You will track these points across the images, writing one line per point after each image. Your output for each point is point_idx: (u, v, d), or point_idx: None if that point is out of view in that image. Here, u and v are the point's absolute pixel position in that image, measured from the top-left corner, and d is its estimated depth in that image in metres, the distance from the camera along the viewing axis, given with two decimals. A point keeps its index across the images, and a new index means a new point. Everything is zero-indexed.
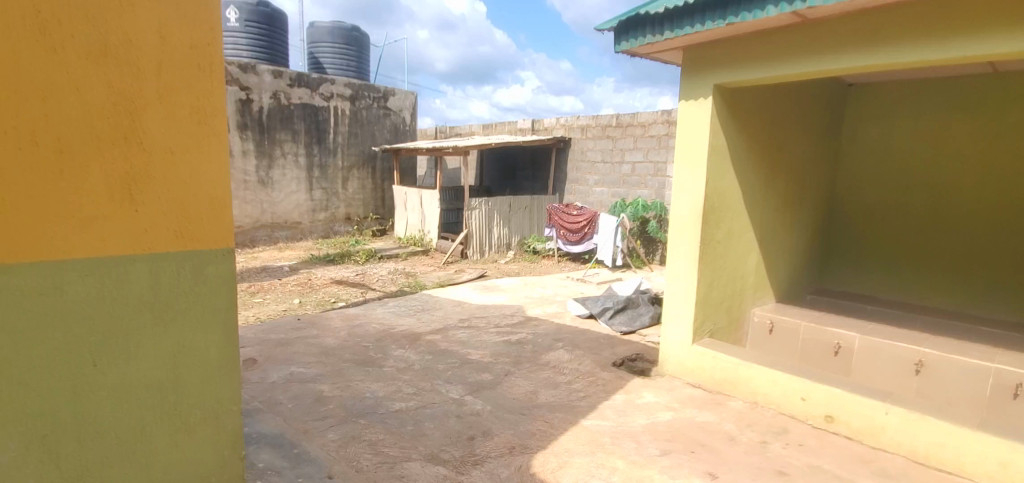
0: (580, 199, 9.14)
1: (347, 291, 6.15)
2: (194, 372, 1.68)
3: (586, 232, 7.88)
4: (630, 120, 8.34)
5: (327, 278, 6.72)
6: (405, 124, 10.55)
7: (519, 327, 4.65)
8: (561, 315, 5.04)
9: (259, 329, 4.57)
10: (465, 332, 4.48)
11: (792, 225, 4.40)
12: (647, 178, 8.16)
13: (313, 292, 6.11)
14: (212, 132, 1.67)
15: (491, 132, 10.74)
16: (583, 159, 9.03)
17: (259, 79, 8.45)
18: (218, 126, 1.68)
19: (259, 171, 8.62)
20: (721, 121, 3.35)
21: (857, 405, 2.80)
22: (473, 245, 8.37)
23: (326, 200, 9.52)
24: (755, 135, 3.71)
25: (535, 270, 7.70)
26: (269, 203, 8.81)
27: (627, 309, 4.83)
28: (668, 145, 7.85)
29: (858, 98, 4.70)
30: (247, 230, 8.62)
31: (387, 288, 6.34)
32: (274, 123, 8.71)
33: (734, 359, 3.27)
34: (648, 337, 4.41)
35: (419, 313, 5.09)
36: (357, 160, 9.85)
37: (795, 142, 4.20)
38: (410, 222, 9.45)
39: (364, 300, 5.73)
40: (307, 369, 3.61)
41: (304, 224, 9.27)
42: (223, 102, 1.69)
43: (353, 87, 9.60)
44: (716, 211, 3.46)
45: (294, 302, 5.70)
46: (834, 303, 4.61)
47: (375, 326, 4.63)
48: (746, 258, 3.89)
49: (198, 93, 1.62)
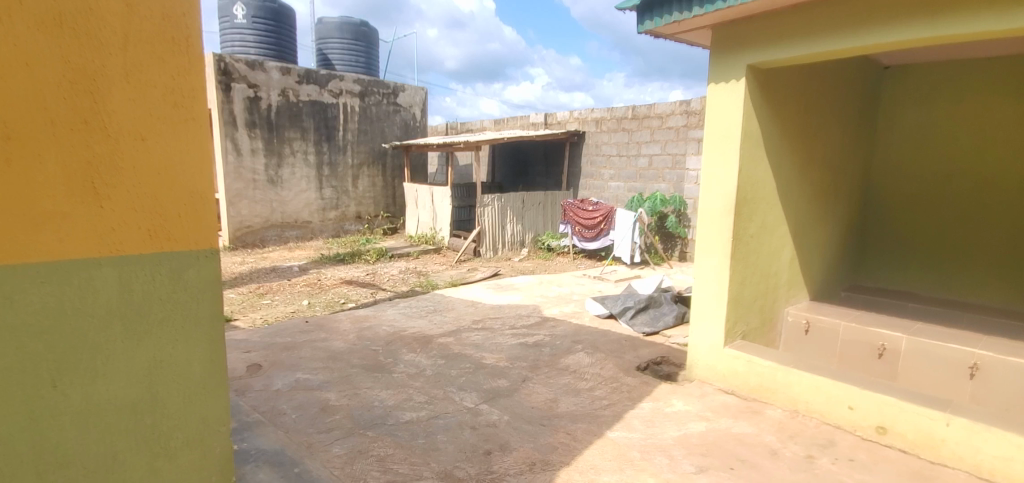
0: (595, 195, 8.90)
1: (358, 292, 5.97)
2: (175, 390, 1.48)
3: (602, 228, 7.59)
4: (646, 112, 8.06)
5: (336, 278, 6.55)
6: (415, 120, 10.36)
7: (536, 328, 4.43)
8: (579, 315, 4.81)
9: (265, 333, 4.41)
10: (478, 334, 4.27)
11: (826, 218, 4.12)
12: (664, 171, 7.88)
13: (322, 293, 5.93)
14: (191, 117, 1.46)
15: (502, 127, 10.52)
16: (597, 153, 8.79)
17: (267, 76, 8.31)
18: (198, 110, 1.48)
19: (268, 170, 8.49)
20: (754, 105, 3.08)
21: (914, 416, 2.52)
22: (485, 243, 8.15)
23: (336, 199, 9.38)
24: (789, 120, 3.44)
25: (550, 268, 7.47)
26: (279, 202, 8.68)
27: (649, 309, 4.57)
28: (686, 137, 7.55)
29: (896, 81, 4.41)
30: (258, 230, 8.50)
31: (398, 289, 6.14)
32: (282, 120, 8.56)
33: (772, 364, 3.00)
34: (672, 337, 4.16)
35: (430, 315, 4.88)
36: (367, 158, 9.69)
37: (830, 128, 3.92)
38: (421, 220, 9.25)
39: (375, 300, 5.55)
40: (313, 376, 3.43)
41: (314, 223, 9.12)
42: (203, 81, 1.49)
43: (362, 83, 9.43)
44: (749, 203, 3.20)
45: (303, 304, 5.55)
46: (871, 302, 4.34)
47: (385, 329, 4.45)
48: (780, 254, 3.62)
49: (172, 71, 1.42)
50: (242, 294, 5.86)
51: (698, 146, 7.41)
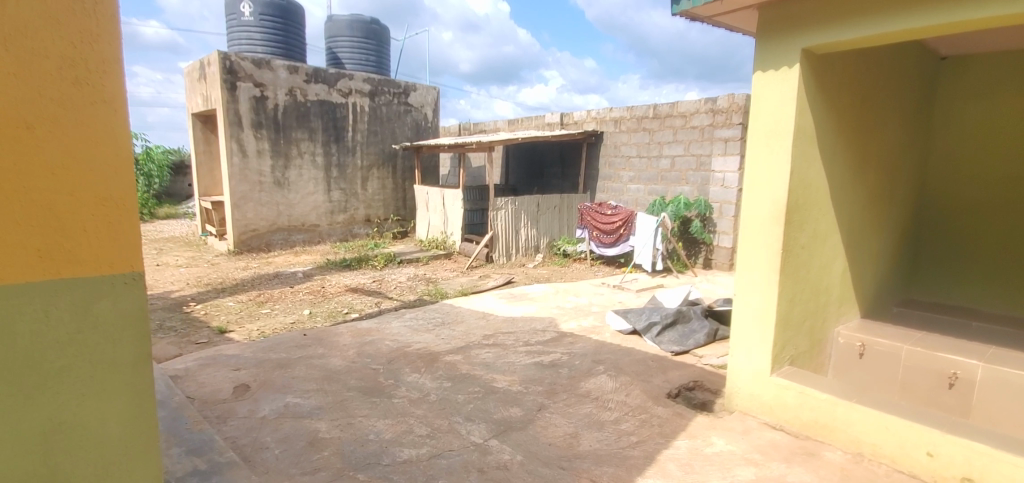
0: (613, 198, 8.49)
1: (363, 301, 5.62)
2: (81, 441, 1.42)
3: (621, 233, 7.14)
4: (669, 110, 7.64)
5: (341, 286, 6.22)
6: (427, 121, 10.04)
7: (553, 345, 4.03)
8: (600, 330, 4.40)
9: (259, 347, 4.08)
10: (489, 352, 3.89)
11: (879, 226, 3.67)
12: (688, 173, 7.44)
13: (325, 302, 5.59)
14: (92, 112, 1.37)
15: (517, 127, 10.16)
16: (616, 154, 8.38)
17: (274, 75, 8.03)
18: (98, 102, 1.38)
19: (275, 172, 8.21)
20: (808, 96, 2.66)
21: (1010, 468, 2.06)
22: (498, 248, 7.77)
23: (345, 201, 9.08)
24: (844, 114, 3.01)
25: (566, 276, 7.07)
26: (285, 205, 8.40)
27: (677, 325, 4.15)
28: (711, 136, 7.09)
29: (955, 72, 3.91)
30: (263, 234, 8.24)
31: (405, 298, 5.78)
32: (290, 121, 8.28)
33: (829, 397, 2.57)
34: (705, 358, 3.74)
35: (438, 328, 4.50)
36: (377, 159, 9.38)
37: (886, 124, 3.47)
38: (432, 224, 8.91)
39: (380, 311, 5.20)
40: (305, 401, 3.09)
41: (321, 227, 8.83)
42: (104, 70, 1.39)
43: (372, 83, 9.11)
44: (800, 209, 2.79)
45: (304, 314, 5.22)
46: (927, 319, 3.86)
47: (389, 344, 4.09)
48: (831, 266, 3.19)
49: (66, 58, 1.33)
50: (241, 303, 5.55)
51: (724, 147, 6.95)
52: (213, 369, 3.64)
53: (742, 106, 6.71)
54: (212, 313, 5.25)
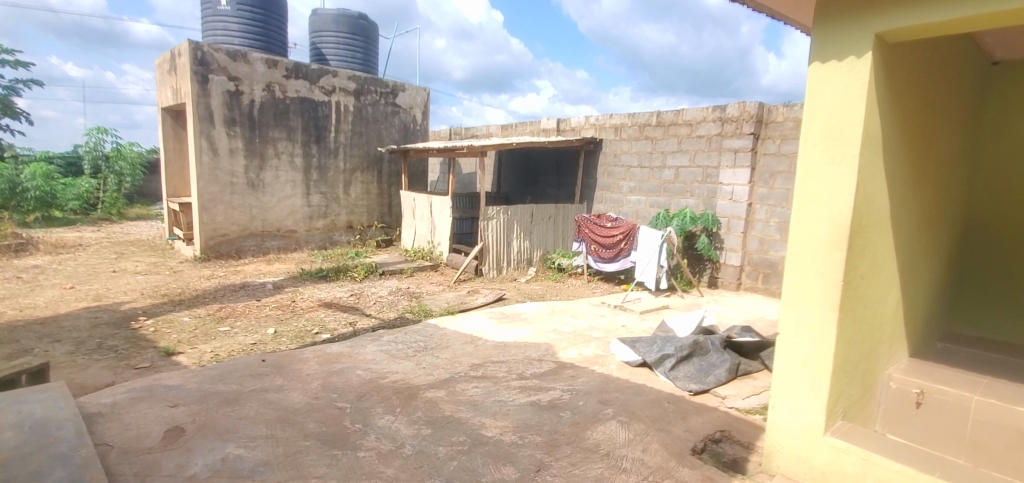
0: (612, 209, 8.02)
1: (337, 319, 5.01)
2: None
3: (621, 247, 6.62)
4: (673, 118, 7.19)
5: (314, 300, 5.59)
6: (415, 123, 9.49)
7: (552, 380, 3.49)
8: (604, 361, 3.86)
9: (206, 376, 3.48)
10: (478, 387, 3.33)
11: (928, 251, 3.18)
12: (692, 185, 6.98)
13: (294, 319, 4.97)
14: None
15: (510, 132, 9.66)
16: (616, 163, 7.91)
17: (250, 68, 7.44)
18: None
19: (249, 173, 7.60)
20: (878, 95, 2.16)
21: None
22: (488, 261, 7.22)
23: (325, 206, 8.47)
24: (907, 119, 2.51)
25: (562, 293, 6.53)
26: (259, 209, 7.77)
27: (694, 358, 3.63)
28: (719, 147, 6.64)
29: (1009, 79, 3.45)
30: (234, 239, 7.60)
31: (384, 315, 5.19)
32: (266, 118, 7.68)
33: (901, 468, 2.05)
34: (729, 401, 3.23)
35: (419, 354, 3.93)
36: (361, 162, 8.80)
37: (941, 133, 2.98)
38: (418, 232, 8.34)
39: (354, 331, 4.62)
40: (249, 453, 2.50)
41: (299, 233, 8.21)
42: None
43: (358, 81, 8.55)
44: (862, 232, 2.28)
45: (268, 333, 4.61)
46: (978, 357, 3.36)
47: (361, 374, 3.51)
48: (885, 298, 2.69)
49: None
50: (197, 319, 4.92)
51: (733, 158, 6.50)
52: (145, 405, 3.04)
53: (754, 114, 6.25)
54: (162, 331, 4.62)
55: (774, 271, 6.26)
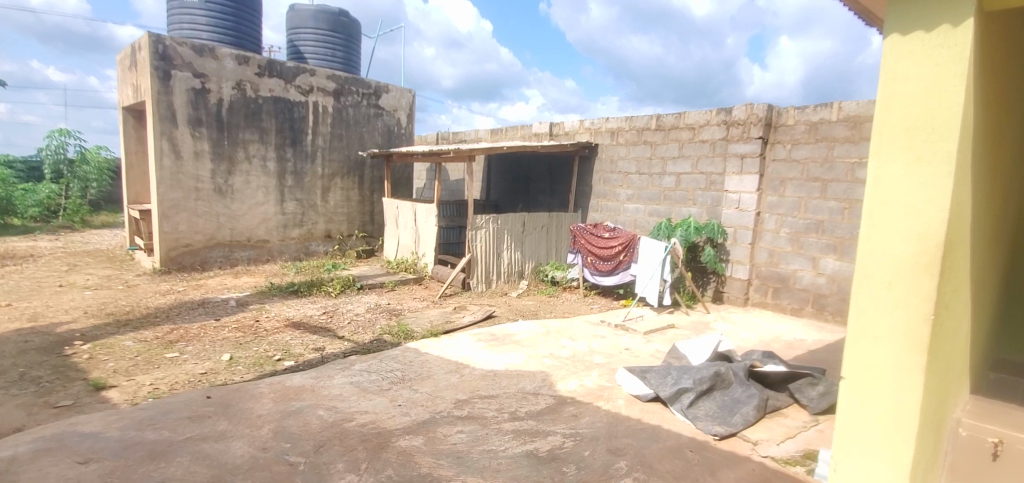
0: (608, 218, 7.54)
1: (304, 341, 4.41)
2: None
3: (621, 259, 6.12)
4: (674, 122, 6.73)
5: (281, 319, 4.98)
6: (400, 126, 8.91)
7: (551, 421, 2.95)
8: (610, 394, 3.34)
9: (135, 420, 2.89)
10: (464, 432, 2.79)
11: (995, 268, 2.69)
12: (695, 193, 6.52)
13: (254, 343, 4.36)
14: None
15: (500, 137, 9.16)
16: (613, 169, 7.45)
17: (219, 64, 6.86)
18: None
19: (216, 178, 6.99)
20: (977, 76, 1.69)
21: None
22: (476, 274, 6.68)
23: (301, 214, 7.86)
24: (993, 111, 2.04)
25: (557, 309, 6.00)
26: (228, 217, 7.15)
27: (715, 393, 3.12)
28: (725, 152, 6.19)
29: None
30: (198, 250, 6.98)
31: (359, 337, 4.61)
32: (236, 119, 7.09)
33: None
34: (762, 448, 2.72)
35: (396, 388, 3.37)
36: (341, 168, 8.22)
37: (1015, 129, 2.50)
38: (401, 242, 7.77)
39: (322, 357, 4.04)
40: None
41: (271, 243, 7.60)
42: None
43: (338, 80, 7.99)
44: (953, 252, 1.81)
45: (222, 359, 4.01)
46: None
47: (323, 416, 2.94)
48: (961, 330, 2.20)
49: None
50: (143, 344, 4.30)
51: (740, 164, 6.04)
52: (48, 461, 2.45)
53: (763, 117, 5.81)
54: (99, 358, 4.00)
55: (784, 285, 5.80)
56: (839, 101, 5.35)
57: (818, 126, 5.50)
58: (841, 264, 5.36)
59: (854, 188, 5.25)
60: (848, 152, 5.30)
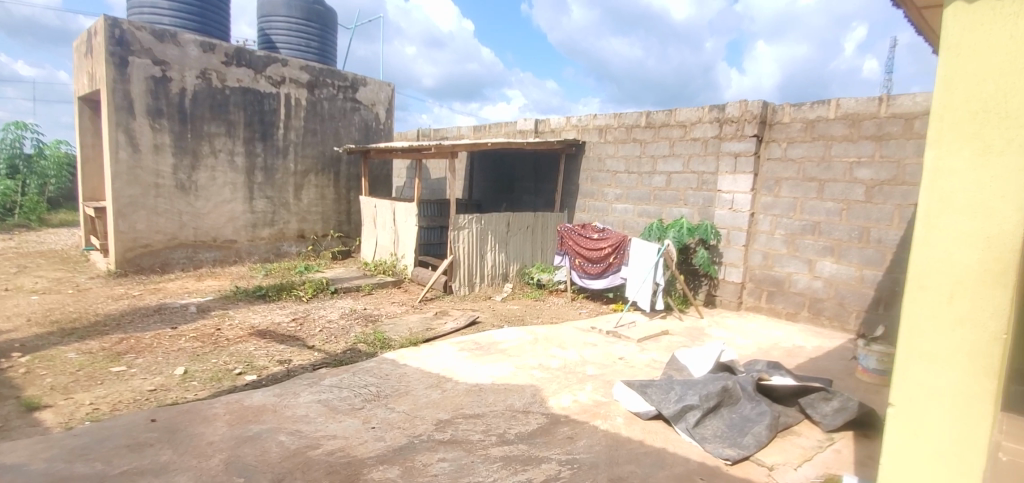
0: (596, 219, 7.27)
1: (269, 352, 4.01)
2: None
3: (610, 262, 5.85)
4: (664, 119, 6.48)
5: (245, 326, 4.57)
6: (379, 122, 8.51)
7: (545, 444, 2.63)
8: (608, 411, 3.03)
9: (63, 450, 2.48)
10: (447, 459, 2.46)
11: None
12: (687, 193, 6.28)
13: (213, 354, 3.95)
14: None
15: (483, 134, 8.82)
16: (600, 168, 7.18)
17: (183, 51, 6.39)
18: None
19: (178, 173, 6.51)
20: None
21: None
22: (459, 276, 6.33)
23: (272, 213, 7.41)
24: None
25: (544, 314, 5.69)
26: (191, 215, 6.68)
27: (722, 410, 2.84)
28: (717, 151, 5.96)
29: None
30: (158, 251, 6.49)
31: (331, 347, 4.23)
32: (201, 110, 6.62)
33: None
34: (779, 475, 2.45)
35: (369, 406, 3.02)
36: (315, 164, 7.78)
37: None
38: (379, 243, 7.38)
39: (289, 370, 3.66)
40: None
41: (239, 244, 7.14)
42: None
43: (312, 72, 7.57)
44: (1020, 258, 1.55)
45: (176, 373, 3.60)
46: None
47: (285, 442, 2.57)
48: None
49: None
50: (87, 356, 3.86)
51: (733, 163, 5.81)
52: None
53: (757, 114, 5.59)
54: (34, 373, 3.55)
55: (779, 289, 5.61)
56: (836, 98, 5.15)
57: (814, 124, 5.31)
58: (838, 267, 5.18)
59: (853, 188, 5.07)
60: (845, 151, 5.12)
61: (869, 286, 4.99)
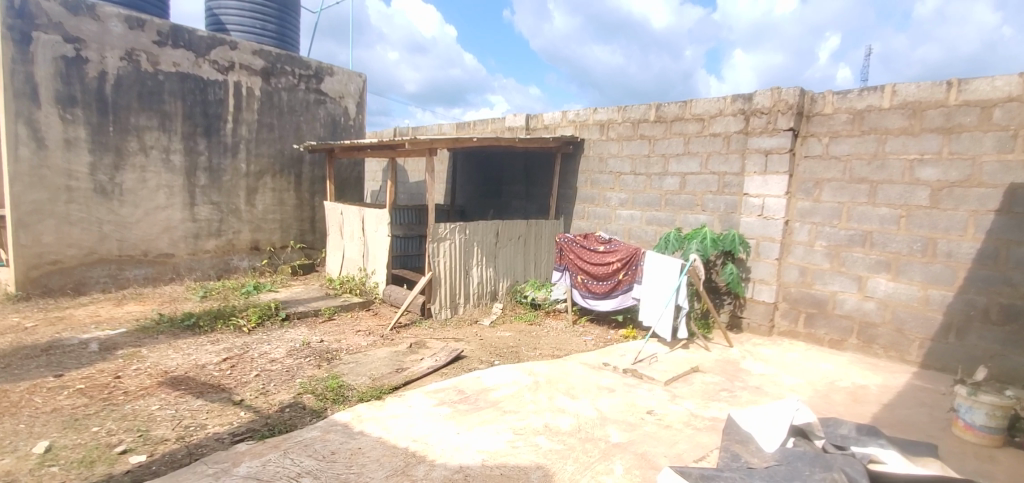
0: (597, 227, 6.34)
1: (177, 413, 2.96)
2: None
3: (620, 279, 4.92)
4: (678, 112, 5.57)
5: (156, 372, 3.50)
6: (347, 117, 7.46)
7: None
8: None
9: None
10: None
11: None
12: (705, 197, 5.38)
13: (97, 419, 2.87)
14: None
15: (467, 132, 7.84)
16: (602, 169, 6.26)
17: (102, 27, 5.29)
18: None
19: (97, 174, 5.40)
20: None
21: None
22: (439, 297, 5.32)
23: (218, 221, 6.31)
24: None
25: (543, 344, 4.71)
26: (115, 224, 5.56)
27: None
28: (743, 148, 5.07)
29: None
30: (72, 269, 5.37)
31: (266, 401, 3.18)
32: (127, 98, 5.51)
33: None
34: None
35: None
36: (271, 164, 6.70)
37: None
38: (346, 256, 6.33)
39: (195, 446, 2.61)
40: None
41: (177, 258, 6.03)
42: None
43: (267, 57, 6.50)
44: None
45: (30, 453, 2.53)
46: None
47: None
48: None
49: None
50: None
51: (764, 162, 4.92)
52: None
53: (794, 104, 4.69)
54: None
55: (820, 311, 4.73)
56: (892, 84, 4.30)
57: (864, 115, 4.44)
58: (896, 286, 4.31)
59: (914, 190, 4.21)
60: (903, 146, 4.26)
61: (936, 310, 4.13)
